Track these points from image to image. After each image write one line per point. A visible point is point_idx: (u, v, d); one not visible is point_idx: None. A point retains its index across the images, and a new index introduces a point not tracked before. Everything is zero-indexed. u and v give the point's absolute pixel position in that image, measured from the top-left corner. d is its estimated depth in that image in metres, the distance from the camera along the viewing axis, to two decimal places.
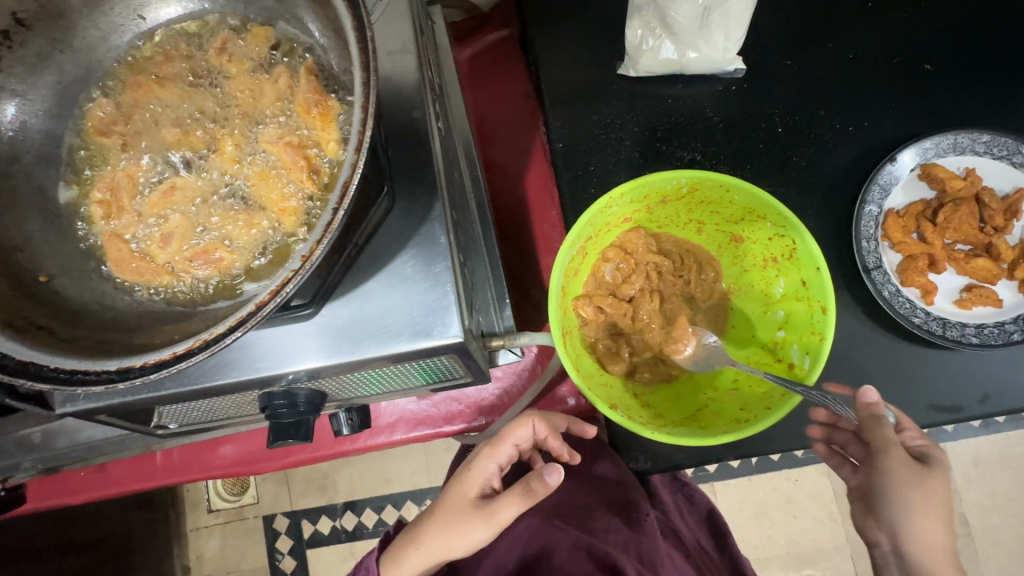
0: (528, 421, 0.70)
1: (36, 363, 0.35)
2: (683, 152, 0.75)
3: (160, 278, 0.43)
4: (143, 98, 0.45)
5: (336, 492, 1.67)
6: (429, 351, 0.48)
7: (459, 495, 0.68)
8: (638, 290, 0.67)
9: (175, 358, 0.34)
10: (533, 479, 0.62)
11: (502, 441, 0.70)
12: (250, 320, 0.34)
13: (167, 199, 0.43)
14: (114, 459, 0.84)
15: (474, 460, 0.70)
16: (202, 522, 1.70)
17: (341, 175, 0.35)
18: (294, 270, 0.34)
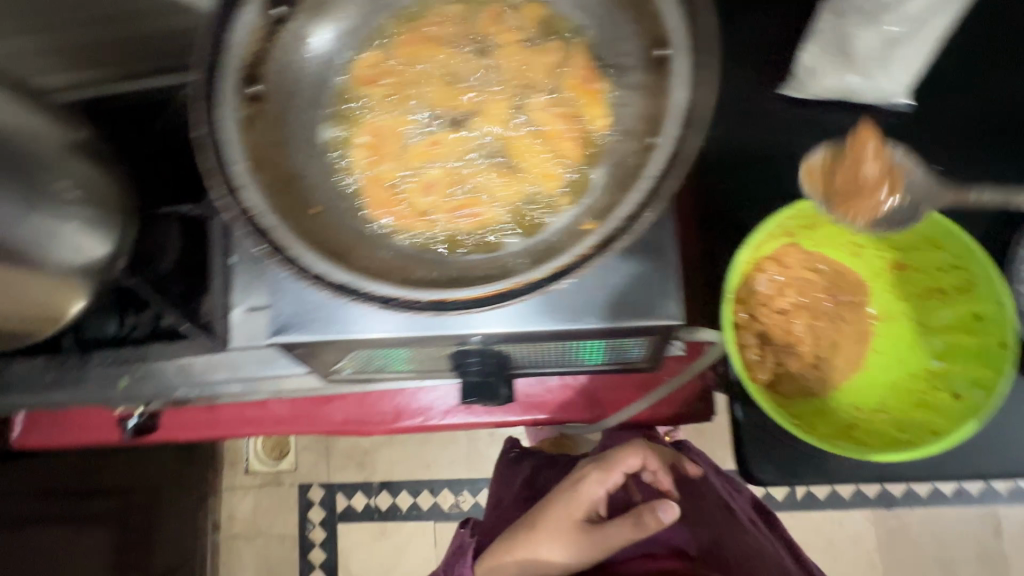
0: (640, 451, 0.82)
1: (365, 287, 0.38)
2: None
3: (418, 225, 0.45)
4: (412, 53, 0.47)
5: (375, 471, 1.75)
6: (636, 330, 0.50)
7: (568, 514, 0.80)
8: (792, 304, 0.69)
9: (504, 295, 0.38)
10: (647, 511, 0.77)
11: (614, 468, 0.82)
12: (570, 271, 0.38)
13: (433, 152, 0.46)
14: (229, 401, 0.87)
15: (583, 482, 0.82)
16: (240, 480, 1.80)
17: (658, 146, 0.38)
18: (619, 228, 0.38)
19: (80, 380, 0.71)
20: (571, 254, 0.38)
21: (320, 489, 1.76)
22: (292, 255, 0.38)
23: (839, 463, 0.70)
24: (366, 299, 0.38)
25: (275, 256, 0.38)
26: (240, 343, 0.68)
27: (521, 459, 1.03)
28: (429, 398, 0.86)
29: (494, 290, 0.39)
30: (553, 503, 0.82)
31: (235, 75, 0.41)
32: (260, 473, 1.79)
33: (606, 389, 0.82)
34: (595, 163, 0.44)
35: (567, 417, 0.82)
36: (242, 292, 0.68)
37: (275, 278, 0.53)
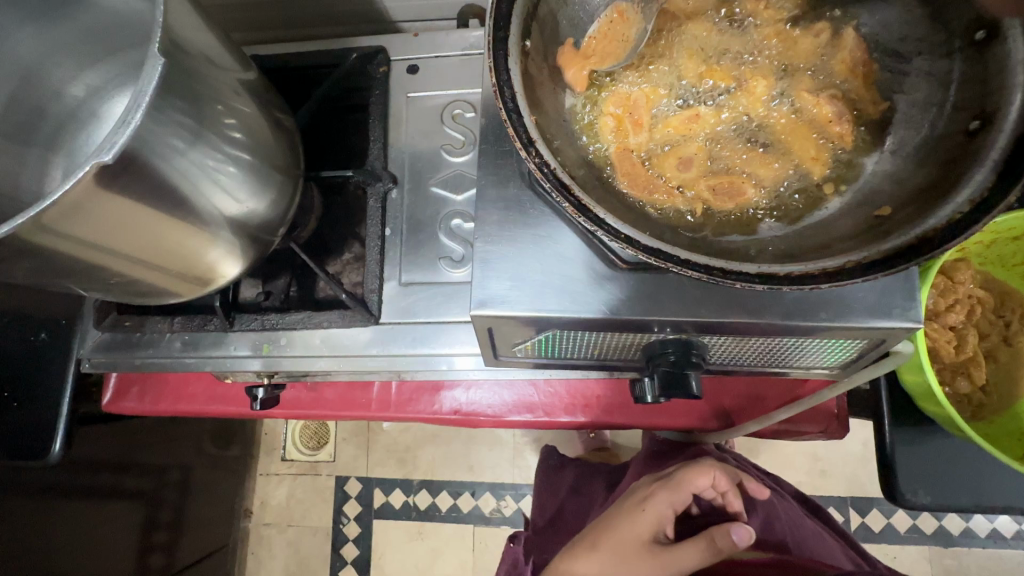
0: (709, 470, 0.82)
1: (675, 256, 0.35)
2: None
3: (672, 199, 0.42)
4: (668, 24, 0.45)
5: (417, 469, 1.70)
6: (865, 331, 0.48)
7: (633, 532, 0.78)
8: (961, 321, 0.66)
9: (823, 275, 0.34)
10: (719, 534, 0.72)
11: (681, 488, 0.81)
12: (919, 254, 0.34)
13: (690, 125, 0.44)
14: (337, 380, 0.84)
15: (648, 501, 0.81)
16: (276, 468, 1.76)
17: (995, 119, 0.34)
18: (964, 207, 0.34)
19: (217, 344, 0.67)
20: (904, 235, 0.35)
21: (358, 482, 1.72)
22: (594, 215, 0.36)
23: (994, 489, 0.68)
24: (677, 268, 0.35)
25: (579, 216, 0.35)
26: (389, 319, 0.65)
27: (563, 467, 1.11)
28: (549, 394, 0.83)
29: (823, 269, 0.34)
30: (617, 525, 0.80)
31: (517, 25, 0.39)
32: (298, 461, 1.75)
33: (738, 397, 0.79)
34: (869, 149, 0.42)
35: (694, 423, 0.80)
36: (396, 266, 0.66)
37: (478, 249, 0.51)
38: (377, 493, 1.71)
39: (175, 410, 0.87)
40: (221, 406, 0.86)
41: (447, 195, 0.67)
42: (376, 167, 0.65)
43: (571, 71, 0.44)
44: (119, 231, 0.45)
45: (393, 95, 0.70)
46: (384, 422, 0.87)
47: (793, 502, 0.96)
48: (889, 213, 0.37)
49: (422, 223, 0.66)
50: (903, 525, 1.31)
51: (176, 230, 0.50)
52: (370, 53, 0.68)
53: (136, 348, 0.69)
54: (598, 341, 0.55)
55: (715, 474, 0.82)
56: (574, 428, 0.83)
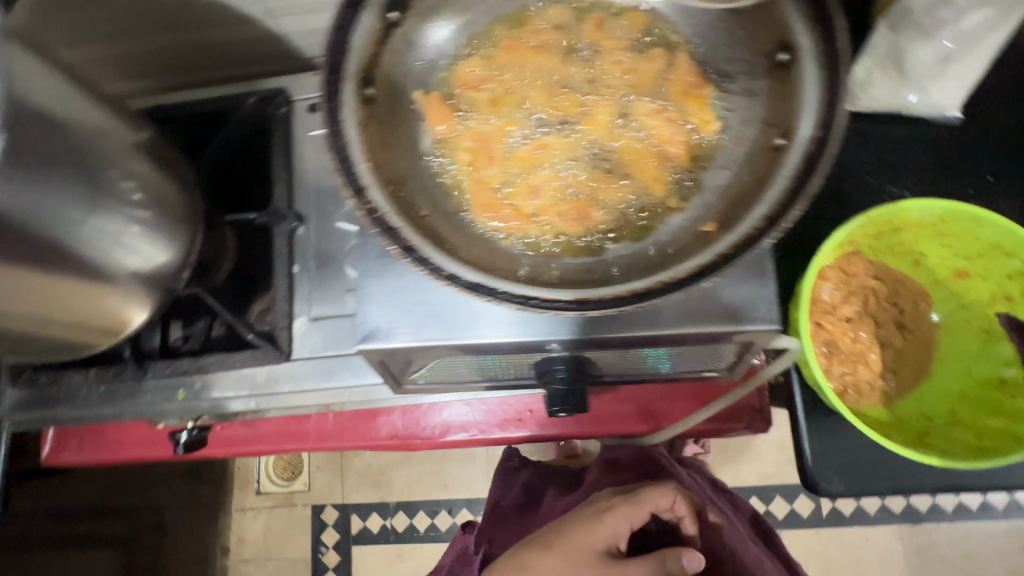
0: (670, 493, 0.72)
1: (489, 287, 0.36)
2: (889, 189, 0.77)
3: (523, 228, 0.44)
4: (516, 59, 0.48)
5: (392, 491, 1.70)
6: (731, 335, 0.50)
7: (585, 543, 0.70)
8: (856, 313, 0.69)
9: (634, 296, 0.36)
10: (670, 557, 0.66)
11: (640, 507, 0.72)
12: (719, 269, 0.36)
13: (539, 154, 0.45)
14: (273, 414, 0.85)
15: (606, 513, 0.72)
16: (251, 502, 1.74)
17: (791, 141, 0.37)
18: (761, 224, 0.36)
19: (135, 393, 0.68)
20: (709, 254, 0.37)
21: (335, 509, 1.71)
22: (419, 254, 0.37)
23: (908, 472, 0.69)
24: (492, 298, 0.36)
25: (403, 257, 0.36)
26: (302, 354, 0.66)
27: (520, 467, 1.01)
28: (482, 412, 0.85)
29: (633, 291, 0.36)
30: (569, 529, 0.72)
31: (353, 76, 0.41)
32: (272, 494, 1.74)
33: (663, 401, 0.81)
34: (705, 165, 0.44)
35: (623, 429, 0.82)
36: (306, 301, 0.67)
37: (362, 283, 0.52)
38: (353, 519, 1.70)
39: (115, 457, 0.87)
40: (158, 450, 0.86)
41: (351, 228, 0.68)
42: (281, 207, 0.67)
43: (439, 124, 0.46)
44: (9, 294, 0.47)
45: (295, 134, 0.71)
46: (325, 453, 0.88)
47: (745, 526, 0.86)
48: (712, 229, 0.40)
49: (329, 257, 0.68)
50: (868, 507, 1.32)
51: (81, 291, 0.53)
52: (268, 95, 0.70)
53: (57, 404, 0.69)
54: (491, 363, 0.56)
55: (675, 497, 0.73)
56: (509, 443, 0.85)
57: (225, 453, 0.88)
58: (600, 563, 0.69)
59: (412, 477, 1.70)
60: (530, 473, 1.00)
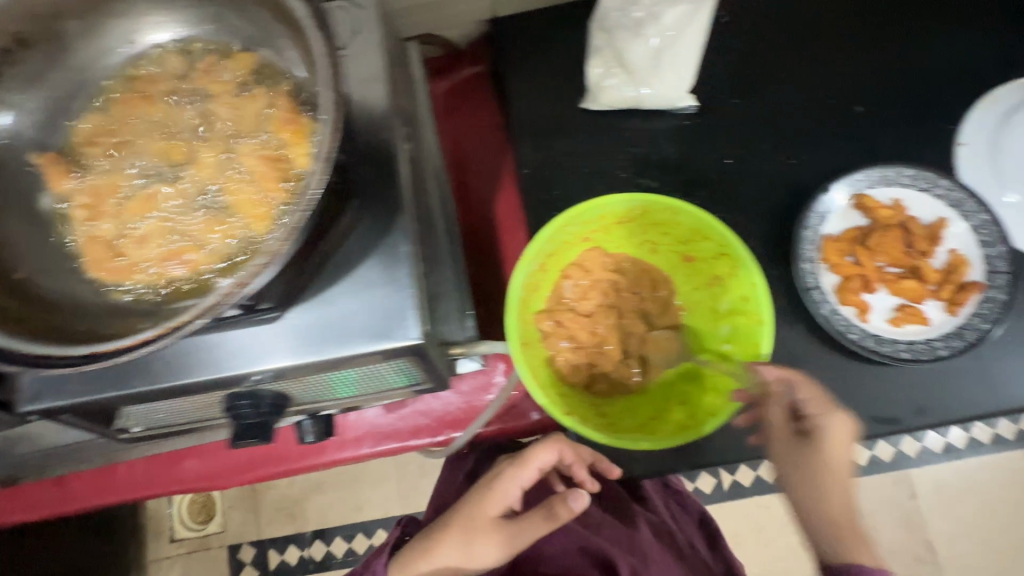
0: (553, 446, 0.70)
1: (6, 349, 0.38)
2: (640, 180, 0.80)
3: (132, 277, 0.45)
4: (131, 112, 0.48)
5: (307, 520, 1.69)
6: (385, 353, 0.52)
7: (479, 513, 0.71)
8: (596, 306, 0.72)
9: (141, 343, 0.37)
10: (560, 504, 0.67)
11: (525, 465, 0.71)
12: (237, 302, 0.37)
13: (148, 204, 0.46)
14: (75, 471, 0.84)
15: (496, 480, 0.72)
16: (164, 552, 1.69)
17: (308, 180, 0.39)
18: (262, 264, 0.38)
19: None
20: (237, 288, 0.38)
21: (251, 547, 1.68)
22: None
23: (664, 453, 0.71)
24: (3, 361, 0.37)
25: None
26: None
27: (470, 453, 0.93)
28: (286, 442, 0.85)
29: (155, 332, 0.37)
30: (466, 502, 0.73)
31: None
32: (186, 540, 1.69)
33: (453, 410, 0.84)
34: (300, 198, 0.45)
35: (418, 440, 0.84)
36: None
37: None
38: (270, 555, 1.67)
39: None
40: None
41: None
42: None
43: (56, 184, 0.47)
44: None
45: None
46: (138, 502, 0.87)
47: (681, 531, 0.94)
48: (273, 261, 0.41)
49: None
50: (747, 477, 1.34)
51: None
52: None
53: None
54: (188, 407, 0.57)
55: (561, 448, 0.70)
56: (316, 469, 0.86)
57: (33, 515, 0.86)
58: (496, 528, 0.70)
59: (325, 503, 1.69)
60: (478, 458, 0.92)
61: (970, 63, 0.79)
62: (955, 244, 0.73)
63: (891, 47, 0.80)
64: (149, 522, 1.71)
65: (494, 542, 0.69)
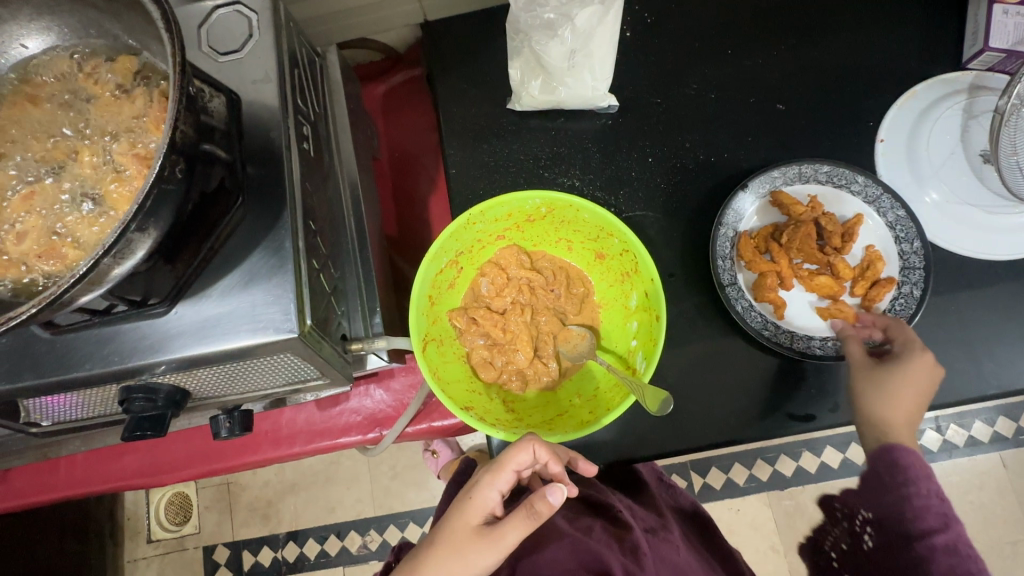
0: (527, 445, 0.59)
1: None
2: (564, 178, 0.81)
3: (9, 271, 0.47)
4: (19, 114, 0.50)
5: (281, 521, 1.70)
6: (267, 348, 0.53)
7: (460, 523, 0.61)
8: (510, 303, 0.72)
9: None
10: (539, 500, 0.58)
11: (499, 469, 0.60)
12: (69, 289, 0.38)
13: (27, 203, 0.48)
14: (18, 466, 0.85)
15: (473, 487, 0.62)
16: (141, 552, 1.72)
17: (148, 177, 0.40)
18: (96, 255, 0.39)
19: None
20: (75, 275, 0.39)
21: (226, 548, 1.70)
22: None
23: (579, 448, 0.72)
24: None
25: None
26: None
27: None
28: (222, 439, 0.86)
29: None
30: (448, 518, 0.63)
31: None
32: (163, 541, 1.72)
33: (382, 407, 0.84)
34: None
35: (349, 437, 0.84)
36: None
37: None
38: (245, 555, 1.69)
39: None
40: None
41: None
42: None
43: None
44: None
45: None
46: (80, 499, 0.88)
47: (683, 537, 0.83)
48: (126, 253, 0.42)
49: None
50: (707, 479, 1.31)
51: None
52: None
53: None
54: (91, 400, 0.59)
55: (535, 447, 0.60)
56: (251, 466, 0.87)
57: None
58: (478, 539, 0.59)
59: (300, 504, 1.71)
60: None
61: (890, 58, 0.79)
62: (871, 240, 0.73)
63: (810, 44, 0.81)
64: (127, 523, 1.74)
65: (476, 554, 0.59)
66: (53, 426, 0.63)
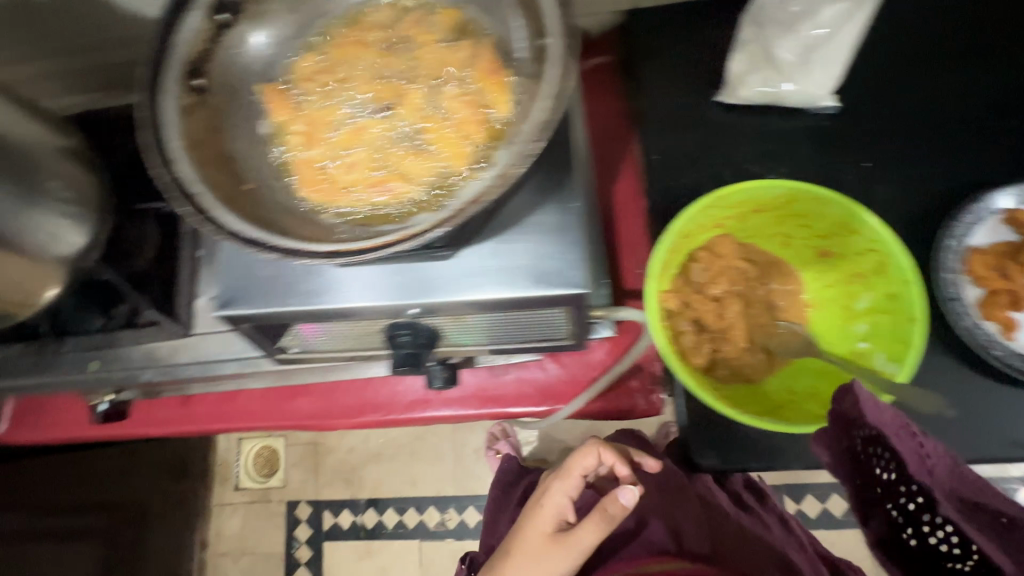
0: (591, 450, 0.77)
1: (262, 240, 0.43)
2: (770, 175, 0.80)
3: (340, 199, 0.50)
4: (348, 55, 0.53)
5: (363, 487, 1.61)
6: (546, 301, 0.54)
7: (536, 529, 0.76)
8: (723, 291, 0.72)
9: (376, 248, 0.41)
10: (610, 503, 0.73)
11: (570, 474, 0.77)
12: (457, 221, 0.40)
13: (357, 137, 0.51)
14: (204, 393, 0.91)
15: (545, 496, 0.78)
16: (226, 498, 1.65)
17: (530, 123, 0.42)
18: None
19: (53, 366, 0.74)
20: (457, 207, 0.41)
21: (307, 506, 1.63)
22: (215, 217, 0.43)
23: (777, 446, 0.70)
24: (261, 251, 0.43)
25: (199, 218, 0.43)
26: (206, 330, 0.73)
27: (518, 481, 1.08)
28: (393, 393, 0.88)
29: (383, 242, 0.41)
30: (522, 525, 0.78)
31: (179, 69, 0.47)
32: (248, 490, 1.64)
33: (558, 381, 0.85)
34: (500, 140, 0.48)
35: (523, 407, 0.85)
36: (209, 283, 0.74)
37: (221, 254, 0.58)
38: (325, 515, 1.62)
39: (66, 436, 0.94)
40: (100, 429, 0.93)
41: None
42: None
43: (276, 112, 0.52)
44: None
45: None
46: (253, 432, 0.93)
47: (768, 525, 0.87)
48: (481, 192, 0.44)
49: None
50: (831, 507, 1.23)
51: None
52: None
53: None
54: (344, 332, 0.62)
55: (598, 450, 0.78)
56: (418, 424, 0.89)
57: (162, 431, 0.94)
58: (554, 543, 0.74)
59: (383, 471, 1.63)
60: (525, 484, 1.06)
61: None
62: None
63: None
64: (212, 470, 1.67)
65: (556, 555, 0.73)
66: (297, 354, 0.67)
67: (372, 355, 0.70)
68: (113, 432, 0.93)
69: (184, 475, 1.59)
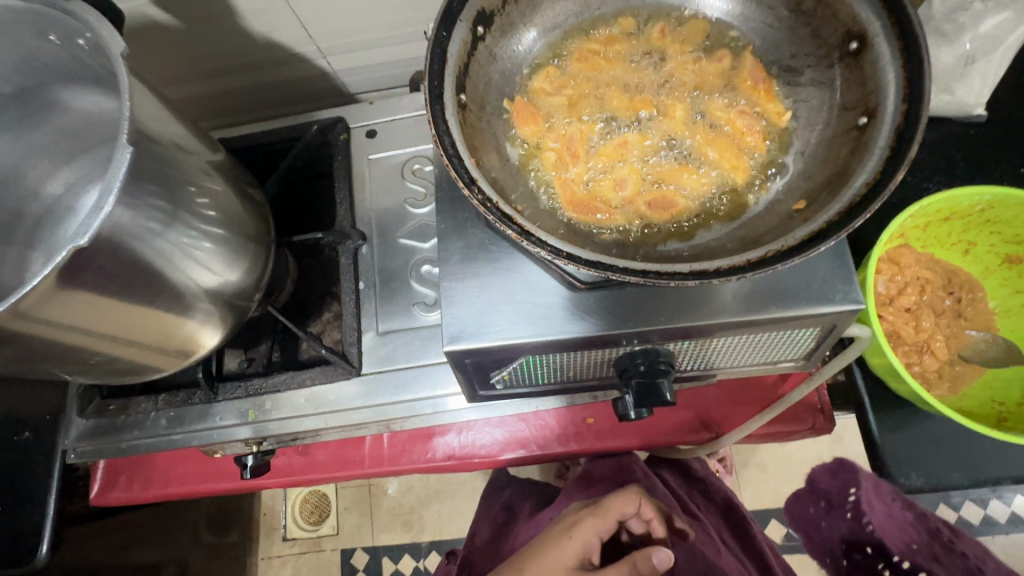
0: (634, 499, 0.73)
1: (609, 265, 0.38)
2: (929, 183, 0.76)
3: (616, 217, 0.46)
4: (591, 70, 0.51)
5: (427, 528, 1.42)
6: (814, 318, 0.50)
7: (557, 561, 0.69)
8: (914, 301, 0.69)
9: (746, 266, 0.37)
10: (641, 559, 0.66)
11: (607, 516, 0.72)
12: (830, 234, 0.37)
13: (620, 152, 0.48)
14: (328, 439, 0.82)
15: (574, 529, 0.71)
16: (277, 550, 1.46)
17: (882, 123, 0.39)
18: (857, 195, 0.38)
19: (203, 417, 0.69)
20: (816, 223, 0.38)
21: (364, 553, 1.42)
22: (536, 238, 0.39)
23: (979, 458, 0.67)
24: (616, 279, 0.37)
25: (522, 239, 0.38)
26: (370, 370, 0.68)
27: (505, 486, 1.03)
28: (539, 427, 0.81)
29: (749, 260, 0.37)
30: (541, 551, 0.71)
31: (452, 82, 0.43)
32: (300, 540, 1.45)
33: (718, 404, 0.79)
34: (783, 151, 0.47)
35: (682, 438, 0.80)
36: (373, 317, 0.69)
37: (446, 288, 0.54)
38: (383, 565, 1.41)
39: (165, 492, 0.83)
40: (205, 483, 0.83)
41: (414, 244, 0.71)
42: (345, 226, 0.69)
43: (526, 127, 0.49)
44: (98, 316, 0.48)
45: (355, 157, 0.75)
46: (379, 479, 0.84)
47: (709, 521, 0.87)
48: (805, 205, 0.42)
49: (394, 273, 0.70)
50: None
51: (146, 308, 0.52)
52: (330, 123, 0.74)
53: (122, 431, 0.71)
54: (568, 362, 0.57)
55: (641, 502, 0.74)
56: (563, 458, 0.81)
57: (277, 483, 0.84)
58: None
59: (444, 514, 1.43)
60: (512, 492, 1.01)
61: None
62: None
63: None
64: (261, 518, 1.48)
65: None
66: (500, 390, 0.63)
67: (569, 386, 0.65)
68: (223, 485, 0.83)
69: (223, 526, 1.30)
